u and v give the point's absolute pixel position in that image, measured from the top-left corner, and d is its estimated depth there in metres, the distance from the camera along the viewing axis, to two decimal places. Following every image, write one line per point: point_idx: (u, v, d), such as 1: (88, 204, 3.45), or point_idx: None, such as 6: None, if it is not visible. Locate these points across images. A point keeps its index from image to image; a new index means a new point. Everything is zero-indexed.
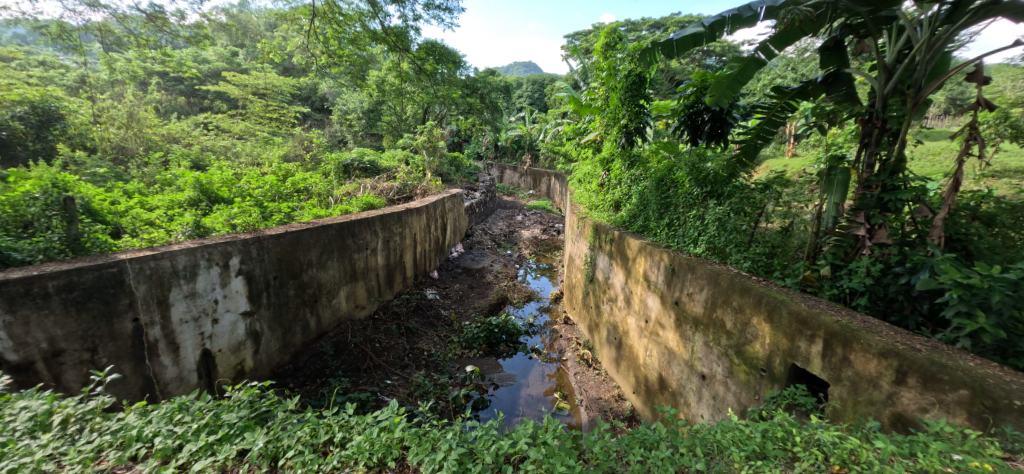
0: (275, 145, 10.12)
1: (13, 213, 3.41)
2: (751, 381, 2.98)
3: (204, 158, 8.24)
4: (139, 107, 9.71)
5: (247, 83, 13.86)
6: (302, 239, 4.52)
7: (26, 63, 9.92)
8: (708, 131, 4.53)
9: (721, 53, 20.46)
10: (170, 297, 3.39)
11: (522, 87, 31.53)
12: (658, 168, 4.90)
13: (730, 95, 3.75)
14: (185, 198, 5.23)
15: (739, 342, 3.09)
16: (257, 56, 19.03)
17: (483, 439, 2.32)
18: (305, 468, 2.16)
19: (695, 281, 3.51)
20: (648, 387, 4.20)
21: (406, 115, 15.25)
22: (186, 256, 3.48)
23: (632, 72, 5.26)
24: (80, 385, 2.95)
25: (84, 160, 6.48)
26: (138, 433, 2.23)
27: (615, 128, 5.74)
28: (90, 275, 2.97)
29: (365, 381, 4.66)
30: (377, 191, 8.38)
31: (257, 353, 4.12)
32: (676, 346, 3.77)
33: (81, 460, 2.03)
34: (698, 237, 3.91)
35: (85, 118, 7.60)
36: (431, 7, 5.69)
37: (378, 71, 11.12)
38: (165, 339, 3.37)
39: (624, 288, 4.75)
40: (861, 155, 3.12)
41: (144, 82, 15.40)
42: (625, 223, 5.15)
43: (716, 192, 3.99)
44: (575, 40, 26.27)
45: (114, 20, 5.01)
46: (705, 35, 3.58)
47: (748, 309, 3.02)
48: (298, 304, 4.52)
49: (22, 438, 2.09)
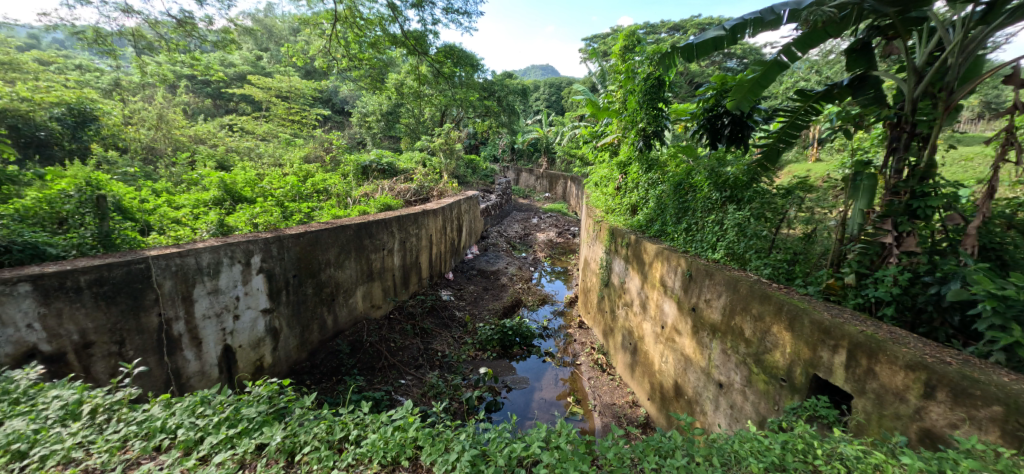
0: (296, 147, 10.34)
1: (49, 210, 3.57)
2: (771, 391, 2.91)
3: (228, 159, 8.50)
4: (168, 109, 10.09)
5: (271, 86, 14.26)
6: (321, 240, 4.59)
7: (64, 67, 10.41)
8: (728, 135, 4.48)
9: (741, 55, 20.12)
10: (193, 293, 3.49)
11: (539, 90, 31.58)
12: (677, 171, 4.83)
13: (752, 99, 3.68)
14: (210, 197, 5.39)
15: (758, 351, 3.02)
16: (281, 59, 19.50)
17: (496, 441, 2.33)
18: (321, 464, 2.20)
19: (714, 287, 3.44)
20: (663, 394, 4.14)
21: (424, 118, 15.40)
22: (210, 253, 3.58)
23: (651, 75, 5.22)
24: (108, 376, 3.05)
25: (115, 159, 6.73)
26: (162, 424, 2.27)
27: (632, 131, 5.70)
28: (120, 270, 3.07)
29: (379, 380, 4.71)
30: (395, 192, 8.48)
31: (276, 350, 4.20)
32: (692, 354, 3.70)
33: (108, 448, 2.08)
34: (716, 242, 3.83)
35: (118, 119, 7.91)
36: (450, 11, 5.75)
37: (398, 73, 11.22)
38: (189, 334, 3.47)
39: (640, 293, 4.70)
40: (889, 160, 3.03)
41: (173, 85, 15.93)
42: (642, 227, 5.10)
43: (735, 196, 3.92)
44: (592, 44, 26.20)
45: (146, 26, 5.18)
46: (726, 39, 3.52)
47: (768, 317, 2.95)
48: (315, 302, 4.60)
49: (54, 426, 2.16)
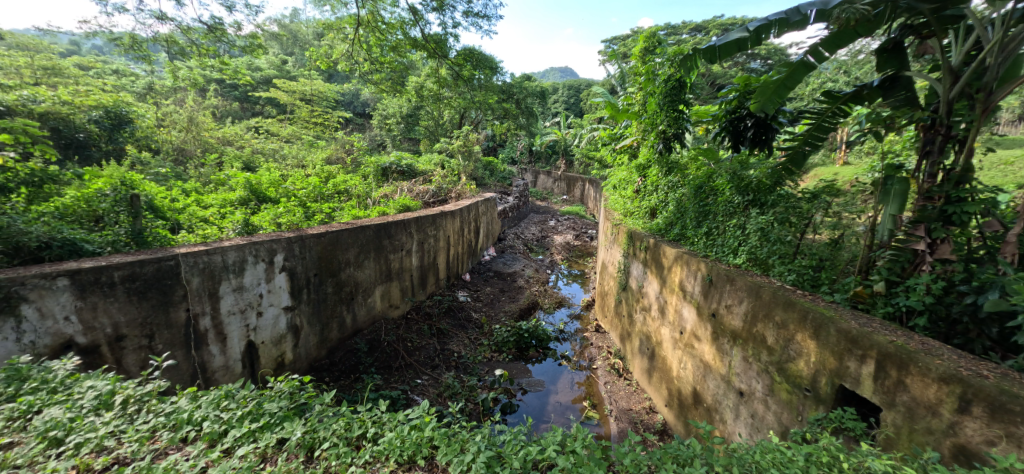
0: (319, 149, 10.55)
1: (86, 209, 3.73)
2: (794, 401, 2.83)
3: (254, 161, 8.74)
4: (198, 112, 10.44)
5: (296, 89, 14.61)
6: (341, 239, 4.67)
7: (102, 71, 10.89)
8: (751, 137, 4.30)
9: (766, 55, 19.66)
10: (219, 290, 3.60)
11: (557, 92, 31.53)
12: (698, 174, 4.76)
13: (777, 101, 3.58)
14: (236, 197, 5.55)
15: (781, 359, 2.94)
16: (305, 63, 19.99)
17: (512, 443, 2.33)
18: (339, 460, 2.23)
19: (735, 293, 3.38)
20: (681, 400, 4.07)
21: (443, 120, 15.56)
22: (236, 252, 3.68)
23: (672, 77, 5.16)
24: (138, 368, 3.17)
25: (148, 160, 7.00)
26: (188, 416, 2.34)
27: (652, 133, 5.63)
28: (151, 267, 3.18)
29: (396, 380, 4.76)
30: (414, 194, 8.58)
31: (297, 347, 4.29)
32: (711, 360, 3.63)
33: (138, 438, 2.15)
34: (738, 247, 3.74)
35: (152, 122, 8.23)
36: (470, 15, 5.81)
37: (418, 76, 11.35)
38: (214, 329, 3.58)
39: (659, 298, 4.63)
40: (922, 164, 2.92)
41: (203, 89, 16.47)
42: (661, 231, 5.03)
43: (759, 200, 3.84)
44: (612, 45, 25.98)
45: (179, 32, 5.38)
46: (750, 40, 3.46)
47: (792, 325, 2.88)
48: (335, 301, 4.68)
49: (88, 415, 2.24)
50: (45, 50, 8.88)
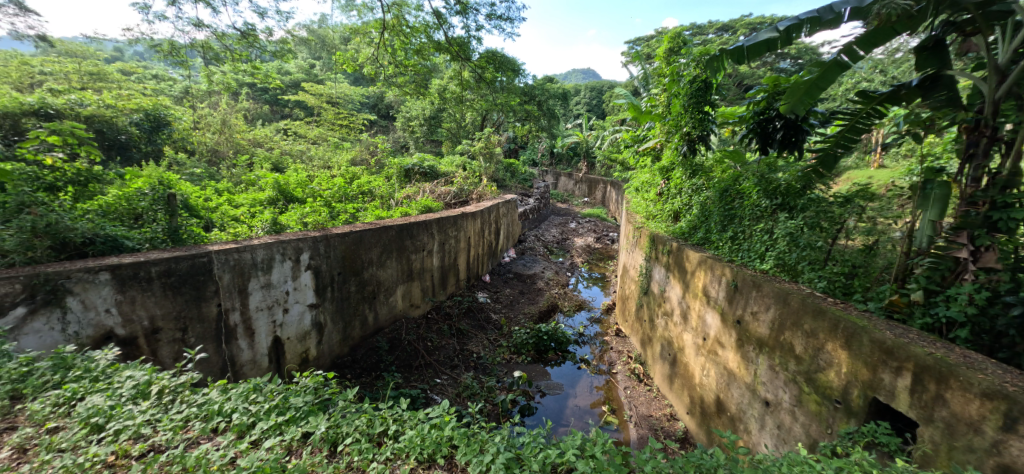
0: (344, 150, 10.79)
1: (127, 206, 3.92)
2: (824, 413, 2.74)
3: (282, 162, 9.00)
4: (231, 114, 10.82)
5: (323, 93, 14.98)
6: (364, 239, 4.76)
7: (142, 76, 11.41)
8: (780, 139, 4.20)
9: (796, 55, 19.12)
10: (248, 286, 3.71)
11: (579, 94, 31.34)
12: (723, 177, 4.67)
13: (808, 102, 3.48)
14: (266, 197, 5.74)
15: (810, 369, 2.85)
16: (332, 67, 20.47)
17: (531, 446, 2.34)
18: (361, 456, 2.27)
19: (761, 299, 3.29)
20: (704, 408, 3.98)
21: (465, 122, 15.69)
22: (264, 250, 3.79)
23: (697, 78, 5.07)
24: (172, 360, 3.30)
25: (184, 161, 7.30)
26: (219, 408, 2.42)
27: (676, 135, 5.55)
28: (185, 263, 3.31)
29: (416, 378, 4.82)
30: (435, 195, 8.67)
31: (321, 344, 4.39)
32: (736, 368, 3.54)
33: (172, 427, 2.23)
34: (765, 252, 3.64)
35: (188, 124, 8.58)
36: (493, 17, 5.85)
37: (441, 79, 11.48)
38: (243, 324, 3.70)
39: (681, 303, 4.54)
40: (965, 168, 2.79)
41: (236, 93, 17.06)
42: (685, 234, 4.94)
43: (787, 204, 3.73)
44: (636, 46, 25.69)
45: (214, 38, 5.59)
46: (779, 40, 3.37)
47: (822, 333, 2.78)
48: (358, 299, 4.77)
49: (127, 403, 2.34)
50: (92, 57, 9.37)
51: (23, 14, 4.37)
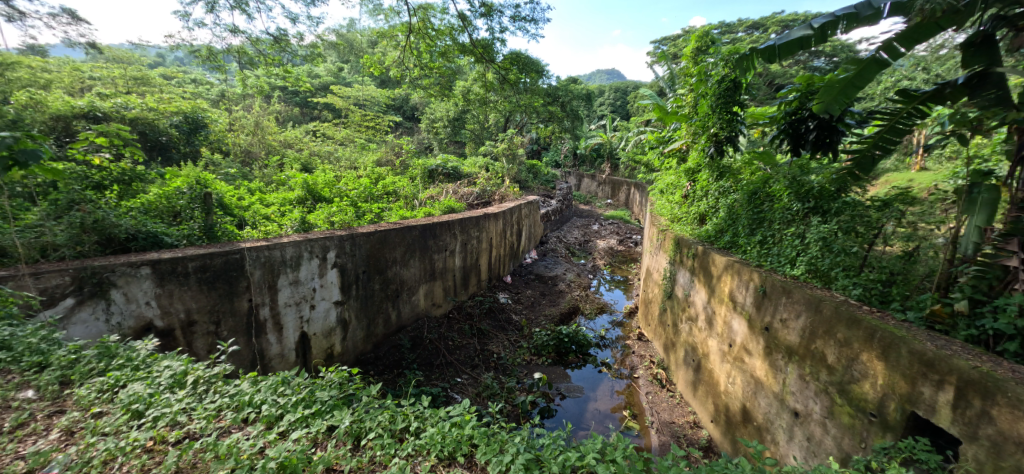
0: (370, 151, 11.01)
1: (167, 205, 4.11)
2: (857, 427, 2.63)
3: (311, 162, 9.26)
4: (264, 117, 11.20)
5: (350, 95, 15.34)
6: (389, 238, 4.84)
7: (182, 80, 11.95)
8: (813, 140, 4.01)
9: (831, 53, 18.44)
10: (277, 283, 3.83)
11: (604, 95, 31.08)
12: (752, 180, 4.55)
13: (843, 102, 3.31)
14: (295, 196, 5.92)
15: (843, 380, 2.74)
16: (360, 70, 20.93)
17: (551, 448, 2.33)
18: (384, 451, 2.31)
19: (792, 306, 3.18)
20: (729, 417, 3.88)
21: (488, 124, 15.78)
22: (293, 248, 3.90)
23: (726, 78, 4.95)
24: (206, 352, 3.43)
25: (220, 162, 7.59)
26: (249, 399, 2.50)
27: (703, 136, 5.43)
28: (219, 259, 3.44)
29: (437, 377, 4.86)
30: (458, 196, 8.74)
31: (345, 340, 4.49)
32: (763, 376, 3.44)
33: (206, 416, 2.32)
34: (796, 257, 3.51)
35: (223, 126, 8.92)
36: (518, 19, 5.86)
37: (465, 81, 11.58)
38: (272, 319, 3.82)
39: (706, 308, 4.44)
40: (1016, 171, 2.64)
41: (268, 96, 17.64)
42: (711, 238, 4.82)
43: (820, 208, 3.60)
44: (662, 45, 25.29)
45: (248, 43, 5.79)
46: (814, 37, 3.27)
47: (856, 343, 2.67)
48: (381, 297, 4.85)
49: (165, 391, 2.45)
50: (137, 62, 9.86)
51: (75, 23, 4.63)
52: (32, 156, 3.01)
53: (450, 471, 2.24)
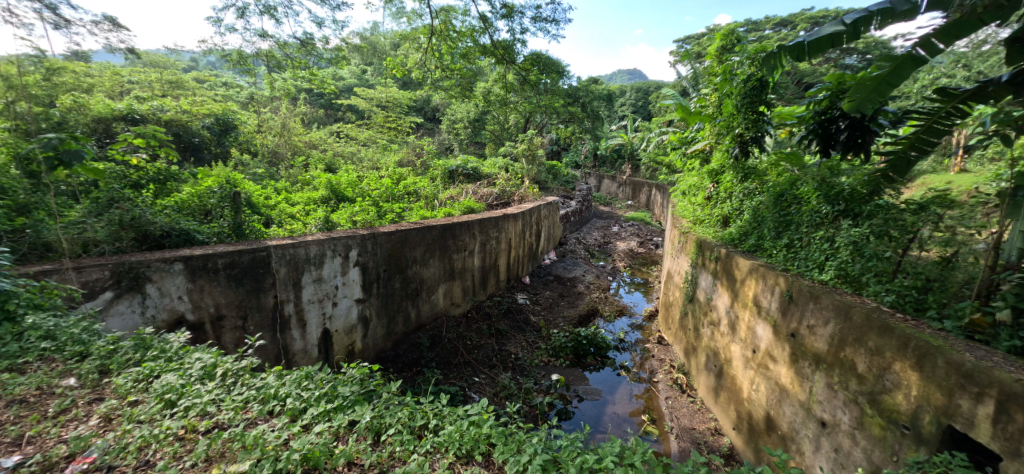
0: (392, 152, 11.17)
1: (199, 203, 4.26)
2: (889, 439, 2.54)
3: (335, 163, 9.45)
4: (290, 118, 11.49)
5: (373, 97, 15.61)
6: (409, 238, 4.90)
7: (214, 84, 12.38)
8: (844, 140, 3.88)
9: (863, 50, 17.80)
10: (302, 280, 3.93)
11: (625, 95, 30.76)
12: (779, 181, 4.44)
13: (877, 100, 3.21)
14: (319, 195, 6.06)
15: (874, 390, 2.65)
16: (383, 72, 21.26)
17: (568, 449, 2.33)
18: (403, 446, 2.35)
19: (820, 312, 3.09)
20: (752, 424, 3.79)
21: (508, 125, 15.82)
22: (317, 246, 3.99)
23: (752, 77, 4.84)
24: (234, 346, 3.55)
25: (248, 162, 7.83)
26: (275, 392, 2.57)
27: (727, 137, 5.32)
28: (247, 256, 3.55)
29: (455, 376, 4.90)
30: (478, 196, 8.79)
31: (366, 337, 4.57)
32: (788, 384, 3.34)
33: (234, 407, 2.39)
34: (825, 262, 3.41)
35: (252, 128, 9.20)
36: (539, 20, 5.86)
37: (485, 82, 11.65)
38: (296, 315, 3.92)
39: (729, 312, 4.34)
40: None
41: (295, 98, 18.10)
42: (734, 241, 4.72)
43: (851, 211, 3.47)
44: (685, 44, 24.91)
45: (276, 47, 5.95)
46: (846, 34, 3.17)
47: (888, 352, 2.58)
48: (402, 296, 4.92)
49: (196, 382, 2.54)
50: (172, 67, 10.27)
51: (115, 29, 4.85)
52: (76, 157, 3.19)
53: (468, 469, 2.25)
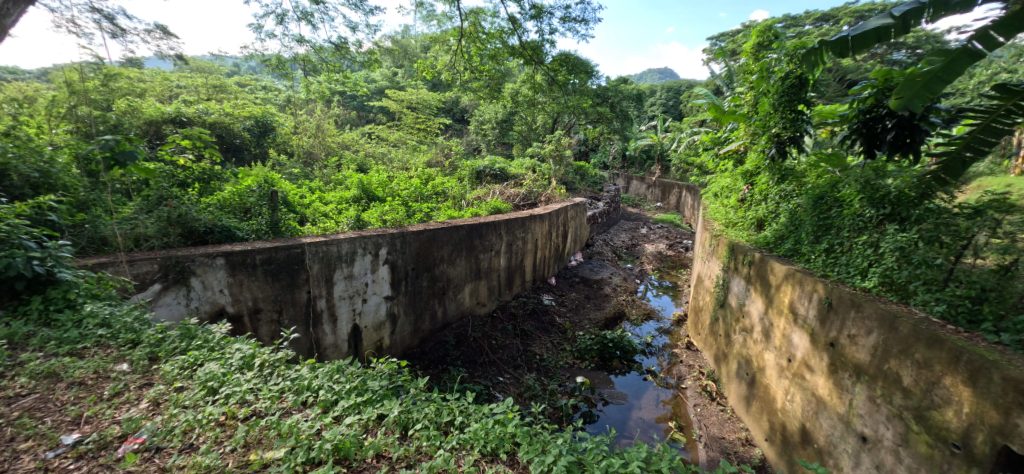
0: (421, 152, 11.36)
1: (239, 201, 4.44)
2: (937, 457, 2.41)
3: (366, 164, 9.69)
4: (324, 120, 11.85)
5: (404, 98, 15.91)
6: (437, 237, 4.97)
7: (254, 87, 12.93)
8: (891, 141, 3.66)
9: (913, 45, 16.83)
10: (333, 277, 4.04)
11: (655, 95, 30.20)
12: (818, 183, 4.26)
13: (927, 97, 3.02)
14: (351, 195, 6.23)
15: (920, 405, 2.52)
16: (414, 74, 21.65)
17: (593, 452, 2.31)
18: (429, 441, 2.39)
19: (861, 321, 2.95)
20: (786, 436, 3.65)
21: (536, 125, 15.81)
22: (349, 244, 4.09)
23: (790, 74, 4.62)
24: (269, 338, 3.70)
25: (285, 163, 8.12)
26: (308, 383, 2.66)
27: (763, 137, 5.14)
28: (283, 253, 3.69)
29: (480, 375, 4.93)
30: (505, 197, 8.83)
31: (394, 334, 4.67)
32: (826, 395, 3.21)
33: (271, 397, 2.50)
34: (868, 268, 3.24)
35: (288, 130, 9.55)
36: (568, 20, 5.83)
37: (514, 83, 11.67)
38: (328, 311, 4.04)
39: (763, 320, 4.20)
40: None
41: (329, 101, 18.66)
42: (770, 245, 4.57)
43: (897, 214, 3.29)
44: (718, 43, 24.29)
45: (312, 52, 6.15)
46: (894, 27, 3.01)
47: (938, 365, 2.45)
48: (429, 294, 5.00)
49: (236, 371, 2.67)
50: (216, 72, 10.78)
51: (166, 37, 5.13)
52: (129, 157, 3.39)
53: (493, 467, 2.26)
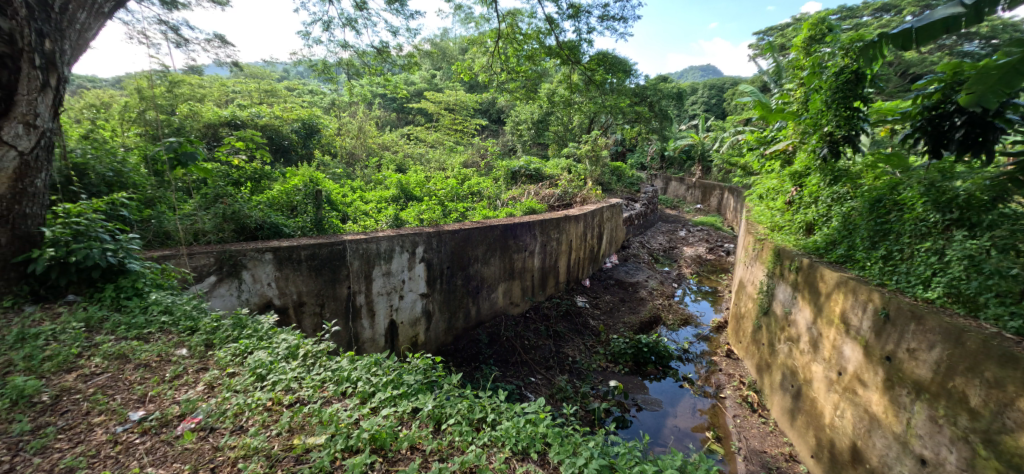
0: (458, 153, 11.52)
1: (286, 199, 4.68)
2: None
3: (404, 164, 9.93)
4: (366, 121, 12.24)
5: (441, 100, 16.19)
6: (472, 237, 5.04)
7: (301, 91, 13.54)
8: (960, 140, 3.36)
9: (988, 35, 15.44)
10: (372, 273, 4.18)
11: (697, 93, 29.25)
12: (875, 185, 4.01)
13: (1003, 92, 2.79)
14: (390, 194, 6.41)
15: (991, 429, 2.34)
16: (452, 76, 21.99)
17: (625, 457, 2.28)
18: (462, 437, 2.43)
19: (922, 334, 2.76)
20: (834, 453, 3.46)
21: (572, 125, 15.69)
22: (387, 242, 4.22)
23: (845, 69, 4.40)
24: (312, 331, 3.88)
25: (328, 163, 8.45)
26: (347, 375, 2.77)
27: (813, 136, 4.87)
28: (326, 249, 3.85)
29: (512, 374, 4.95)
30: (540, 197, 8.82)
31: (428, 330, 4.78)
32: (881, 412, 3.02)
33: (313, 385, 2.62)
34: (932, 277, 3.01)
35: (332, 131, 9.94)
36: (606, 18, 5.76)
37: (550, 83, 11.63)
38: (367, 306, 4.18)
39: (811, 329, 3.99)
40: None
41: (370, 103, 19.26)
42: (819, 250, 4.32)
43: (966, 220, 3.08)
44: (766, 38, 23.25)
45: (356, 56, 6.38)
46: (965, 16, 2.82)
47: (1012, 386, 2.26)
48: (463, 292, 5.08)
49: (282, 360, 2.81)
50: (267, 77, 11.36)
51: (223, 46, 5.48)
52: (190, 158, 3.63)
53: (524, 466, 2.27)
